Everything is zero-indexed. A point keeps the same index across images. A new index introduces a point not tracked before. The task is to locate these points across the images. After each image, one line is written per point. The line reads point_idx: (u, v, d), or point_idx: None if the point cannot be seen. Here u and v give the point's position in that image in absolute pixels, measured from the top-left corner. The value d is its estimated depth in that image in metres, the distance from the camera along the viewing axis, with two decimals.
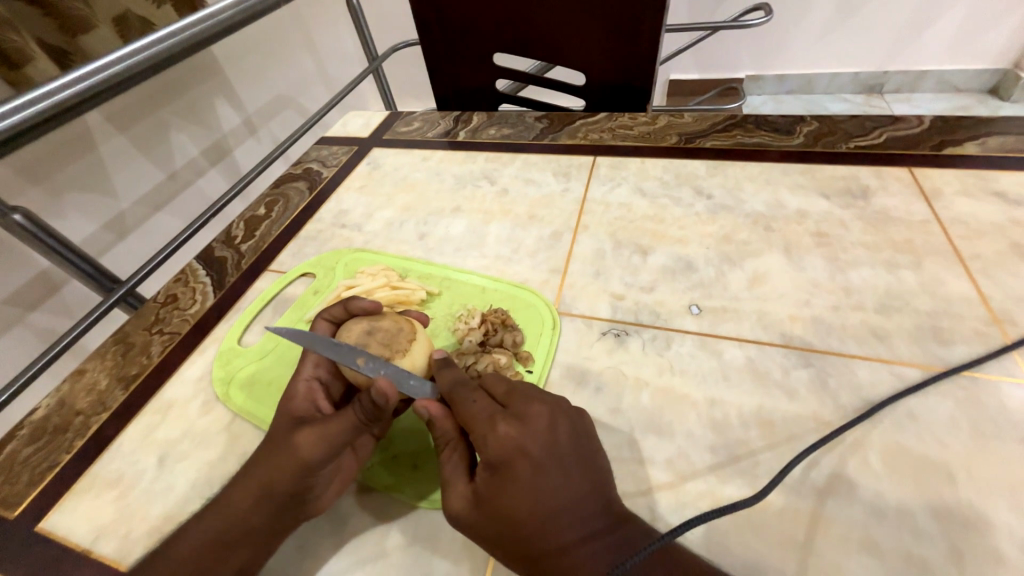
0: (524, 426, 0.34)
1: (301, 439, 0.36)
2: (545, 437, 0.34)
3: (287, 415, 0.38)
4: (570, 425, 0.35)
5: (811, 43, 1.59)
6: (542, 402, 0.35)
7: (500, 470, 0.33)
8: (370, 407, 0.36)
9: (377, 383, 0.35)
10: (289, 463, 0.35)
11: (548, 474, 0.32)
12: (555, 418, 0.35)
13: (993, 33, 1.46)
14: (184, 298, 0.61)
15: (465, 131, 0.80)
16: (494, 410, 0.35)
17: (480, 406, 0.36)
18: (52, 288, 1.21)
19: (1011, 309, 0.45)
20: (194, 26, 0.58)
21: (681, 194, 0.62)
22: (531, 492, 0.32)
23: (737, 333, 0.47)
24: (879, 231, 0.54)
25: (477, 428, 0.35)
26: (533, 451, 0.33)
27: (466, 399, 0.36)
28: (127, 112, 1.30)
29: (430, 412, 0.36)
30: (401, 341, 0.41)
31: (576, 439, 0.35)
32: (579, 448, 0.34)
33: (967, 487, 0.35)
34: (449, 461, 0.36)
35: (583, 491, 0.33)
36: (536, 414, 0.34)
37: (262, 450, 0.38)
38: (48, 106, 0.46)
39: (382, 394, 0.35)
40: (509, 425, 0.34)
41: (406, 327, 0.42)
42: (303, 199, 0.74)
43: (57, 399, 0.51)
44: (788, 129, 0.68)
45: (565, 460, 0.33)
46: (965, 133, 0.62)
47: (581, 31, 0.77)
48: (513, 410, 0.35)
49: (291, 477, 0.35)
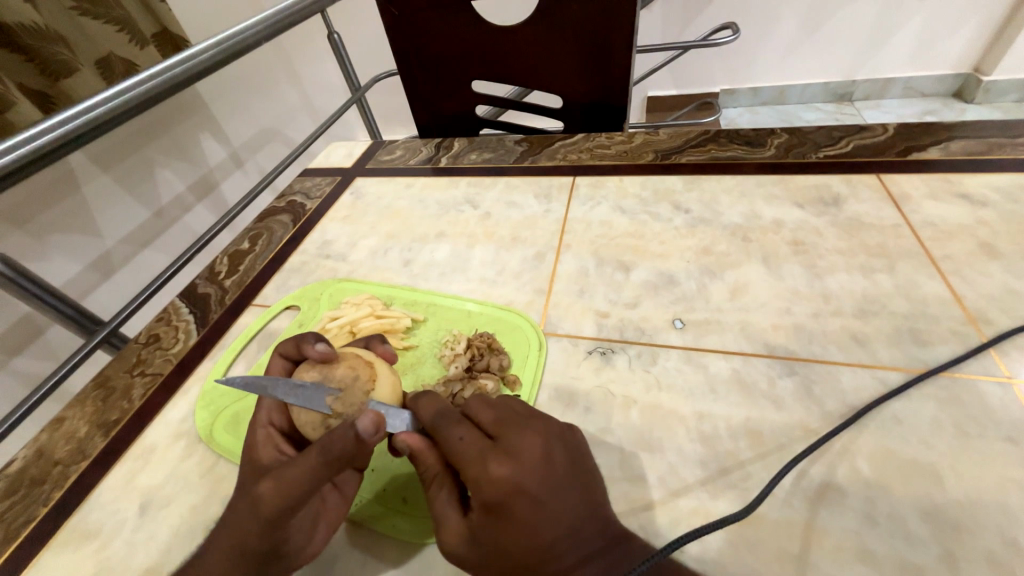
0: (518, 461, 0.33)
1: (262, 492, 0.33)
2: (540, 470, 0.33)
3: (251, 467, 0.37)
4: (564, 447, 0.35)
5: (780, 56, 1.65)
6: (536, 434, 0.34)
7: (496, 511, 0.32)
8: (344, 444, 0.33)
9: (364, 416, 0.34)
10: (253, 518, 0.33)
11: (547, 508, 0.32)
12: (549, 449, 0.34)
13: (952, 40, 1.53)
14: (167, 337, 0.60)
15: (447, 157, 0.82)
16: (483, 446, 0.34)
17: (468, 443, 0.34)
18: (36, 332, 1.19)
19: (985, 307, 0.46)
20: (175, 67, 0.58)
21: (660, 209, 0.64)
22: (531, 528, 0.31)
23: (721, 346, 0.47)
24: (853, 237, 0.55)
25: (468, 469, 0.33)
26: (530, 487, 0.32)
27: (451, 437, 0.35)
28: (111, 151, 1.31)
29: (410, 445, 0.36)
30: (357, 391, 0.38)
31: (572, 464, 0.34)
32: (575, 474, 0.34)
33: (955, 488, 0.35)
34: (439, 498, 0.36)
35: (581, 515, 0.32)
36: (529, 448, 0.33)
37: (230, 503, 0.36)
38: (23, 154, 0.46)
39: (370, 428, 0.34)
40: (501, 463, 0.32)
41: (362, 375, 0.39)
42: (287, 232, 0.74)
43: (35, 449, 0.49)
44: (759, 142, 0.70)
45: (563, 490, 0.33)
46: (928, 139, 0.65)
47: (556, 58, 0.80)
48: (503, 445, 0.34)
49: (259, 533, 0.33)
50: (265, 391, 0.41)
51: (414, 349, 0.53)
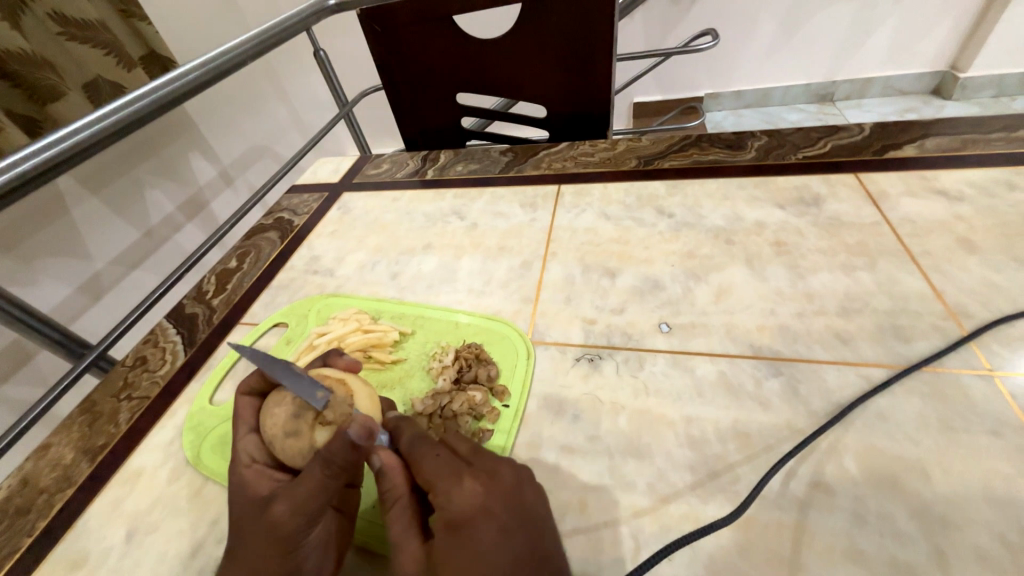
0: (489, 485, 0.34)
1: (277, 512, 0.34)
2: (508, 496, 0.33)
3: (250, 502, 0.36)
4: (535, 488, 0.35)
5: (761, 60, 1.68)
6: (508, 465, 0.36)
7: (456, 529, 0.32)
8: (346, 455, 0.34)
9: (354, 424, 0.34)
10: (268, 542, 0.34)
11: (507, 535, 0.31)
12: (520, 478, 0.35)
13: (928, 40, 1.56)
14: (154, 359, 0.59)
15: (433, 169, 0.82)
16: (458, 466, 0.35)
17: (442, 461, 0.35)
18: (24, 358, 1.18)
19: (965, 301, 0.47)
20: (162, 88, 0.59)
21: (644, 214, 0.64)
22: (484, 552, 0.30)
23: (707, 349, 0.47)
24: (833, 236, 0.56)
25: (438, 486, 0.34)
26: (496, 511, 0.32)
27: (428, 455, 0.36)
28: (99, 174, 1.30)
29: (383, 460, 0.36)
30: (337, 403, 0.37)
31: (539, 503, 0.34)
32: (538, 512, 0.34)
33: (940, 482, 0.36)
34: (397, 521, 0.35)
35: (534, 548, 0.32)
36: (501, 474, 0.34)
37: (235, 534, 0.36)
38: (9, 178, 0.46)
39: (362, 434, 0.34)
40: (474, 482, 0.34)
41: (335, 386, 0.38)
42: (275, 249, 0.74)
43: (19, 479, 0.49)
44: (740, 145, 0.71)
45: (524, 520, 0.33)
46: (903, 137, 0.66)
47: (538, 69, 0.82)
48: (478, 468, 0.35)
49: (278, 556, 0.33)
50: (239, 430, 0.39)
51: (402, 362, 0.53)
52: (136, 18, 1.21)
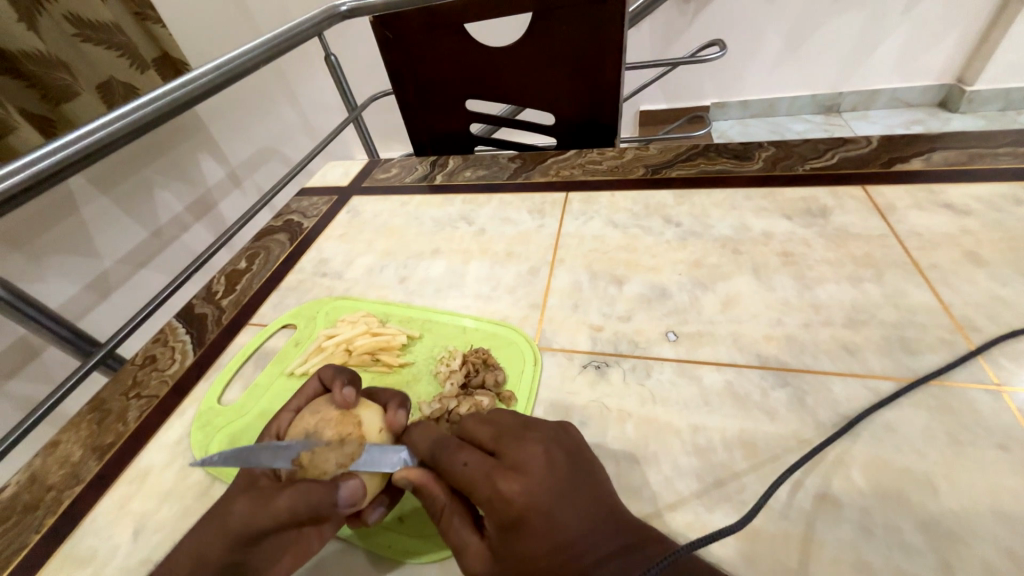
0: (524, 476, 0.33)
1: (235, 511, 0.34)
2: (546, 477, 0.33)
3: (244, 478, 0.38)
4: (563, 450, 0.35)
5: (767, 70, 1.70)
6: (536, 443, 0.35)
7: (512, 528, 0.32)
8: (319, 504, 0.33)
9: (347, 487, 0.34)
10: (219, 536, 0.33)
11: (559, 514, 0.32)
12: (549, 452, 0.35)
13: (935, 52, 1.57)
14: (163, 359, 0.60)
15: (442, 175, 0.83)
16: (489, 465, 0.34)
17: (474, 467, 0.34)
18: (31, 354, 1.19)
19: (972, 315, 0.47)
20: (174, 92, 0.60)
21: (651, 223, 0.65)
22: (553, 539, 0.31)
23: (714, 357, 0.47)
24: (841, 247, 0.56)
25: (478, 491, 0.33)
26: (540, 500, 0.32)
27: (456, 462, 0.35)
28: (110, 173, 1.32)
29: (413, 480, 0.35)
30: (341, 457, 0.37)
31: (575, 466, 0.35)
32: (577, 476, 0.34)
33: (948, 496, 0.36)
34: (452, 527, 0.35)
35: (590, 510, 0.32)
36: (531, 460, 0.34)
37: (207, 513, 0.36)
38: (24, 178, 0.47)
39: (348, 499, 0.34)
40: (510, 479, 0.33)
41: (355, 438, 0.38)
42: (284, 251, 0.74)
43: (28, 475, 0.49)
44: (747, 155, 0.72)
45: (571, 494, 0.33)
46: (910, 150, 0.66)
47: (547, 77, 0.82)
48: (507, 461, 0.34)
49: (219, 553, 0.33)
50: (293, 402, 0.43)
51: (410, 366, 0.53)
52: (150, 20, 1.24)
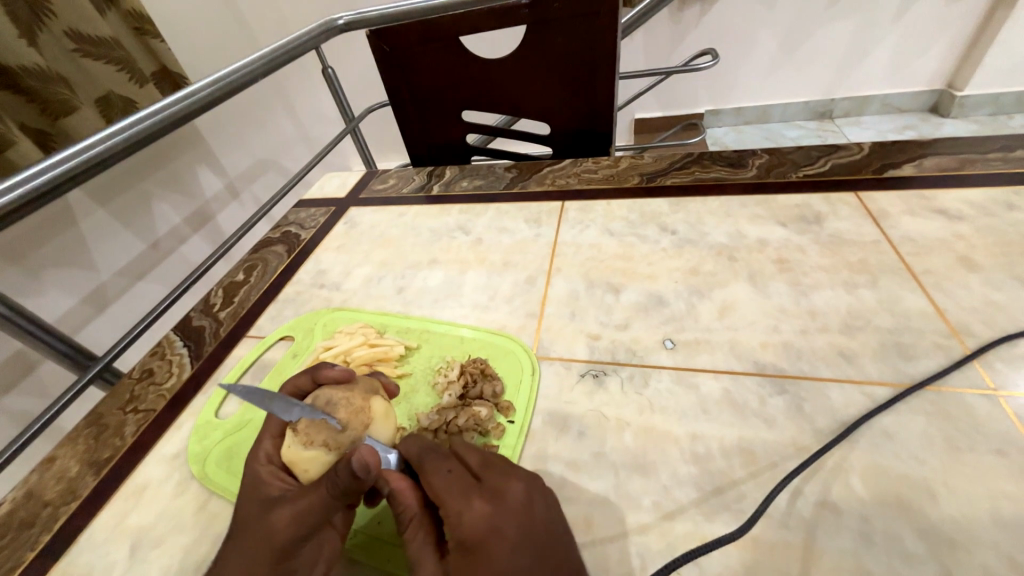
0: (498, 503, 0.33)
1: (278, 518, 0.34)
2: (519, 513, 0.33)
3: (258, 499, 0.37)
4: (546, 494, 0.35)
5: (760, 79, 1.72)
6: (519, 478, 0.35)
7: (471, 553, 0.31)
8: (348, 482, 0.34)
9: (358, 453, 0.34)
10: (264, 547, 0.33)
11: (522, 549, 0.31)
12: (530, 491, 0.35)
13: (924, 58, 1.59)
14: (160, 372, 0.60)
15: (439, 185, 0.84)
16: (469, 483, 0.35)
17: (453, 479, 0.35)
18: (27, 368, 1.18)
19: (966, 320, 0.47)
20: (175, 105, 0.61)
21: (647, 231, 0.65)
22: (504, 574, 0.30)
23: (711, 365, 0.48)
24: (836, 253, 0.56)
25: (450, 504, 0.34)
26: (506, 530, 0.32)
27: (439, 470, 0.36)
28: (108, 187, 1.32)
29: (395, 485, 0.36)
30: (328, 441, 0.38)
31: (553, 512, 0.34)
32: (552, 525, 0.33)
33: (947, 502, 0.36)
34: (415, 540, 0.34)
35: (551, 557, 0.31)
36: (508, 492, 0.34)
37: (235, 534, 0.36)
38: (22, 193, 0.47)
39: (362, 468, 0.34)
40: (484, 501, 0.34)
41: (353, 431, 0.39)
42: (282, 262, 0.75)
43: (24, 491, 0.49)
44: (741, 163, 0.72)
45: (539, 537, 0.32)
46: (902, 156, 0.67)
47: (542, 89, 0.84)
48: (487, 485, 0.35)
49: (269, 562, 0.33)
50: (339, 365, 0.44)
51: (407, 377, 0.53)
52: (148, 35, 1.25)
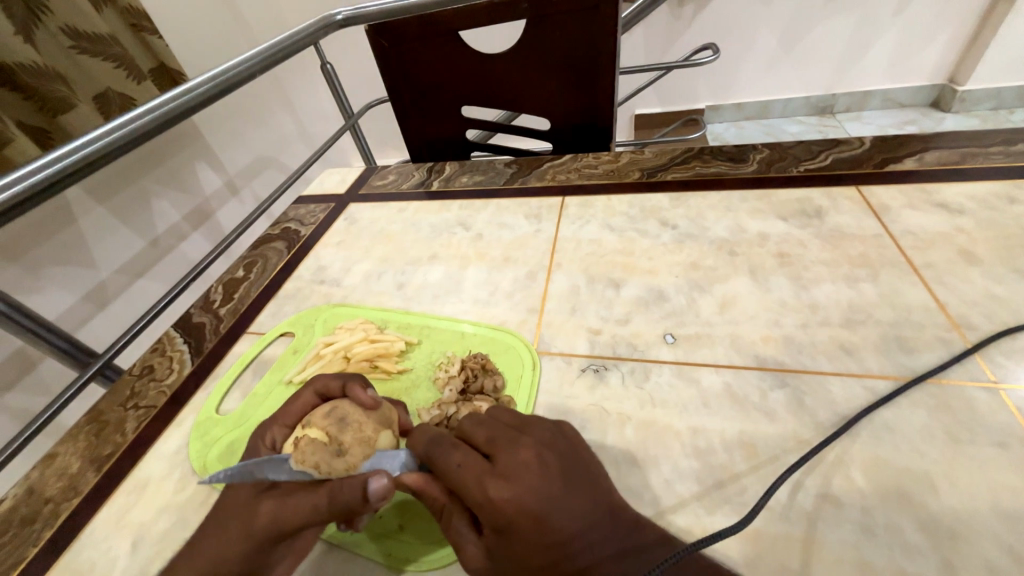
0: (513, 481, 0.33)
1: (262, 513, 0.34)
2: (537, 484, 0.33)
3: (253, 482, 0.37)
4: (557, 455, 0.35)
5: (760, 74, 1.71)
6: (529, 447, 0.35)
7: (504, 531, 0.32)
8: (348, 502, 0.34)
9: (376, 481, 0.34)
10: (244, 535, 0.34)
11: (551, 515, 0.32)
12: (542, 458, 0.34)
13: (926, 52, 1.58)
14: (161, 369, 0.60)
15: (439, 181, 0.84)
16: (480, 467, 0.34)
17: (466, 469, 0.34)
18: (28, 366, 1.18)
19: (967, 313, 0.47)
20: (173, 101, 0.61)
21: (647, 226, 0.65)
22: (542, 541, 0.31)
23: (712, 359, 0.48)
24: (837, 247, 0.56)
25: (469, 494, 0.33)
26: (531, 505, 0.32)
27: (449, 461, 0.35)
28: (106, 184, 1.32)
29: (415, 482, 0.36)
30: (325, 461, 0.37)
31: (570, 470, 0.35)
32: (573, 477, 0.34)
33: (948, 495, 0.36)
34: (452, 526, 0.35)
35: (581, 510, 0.33)
36: (522, 464, 0.34)
37: (220, 510, 0.36)
38: (21, 190, 0.47)
39: (377, 491, 0.34)
40: (499, 484, 0.33)
41: (351, 459, 0.38)
42: (282, 259, 0.74)
43: (26, 488, 0.49)
44: (742, 158, 0.72)
45: (564, 497, 0.33)
46: (903, 150, 0.67)
47: (542, 84, 0.83)
48: (498, 466, 0.34)
49: (242, 552, 0.33)
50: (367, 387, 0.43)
51: (408, 372, 0.53)
52: (146, 31, 1.24)
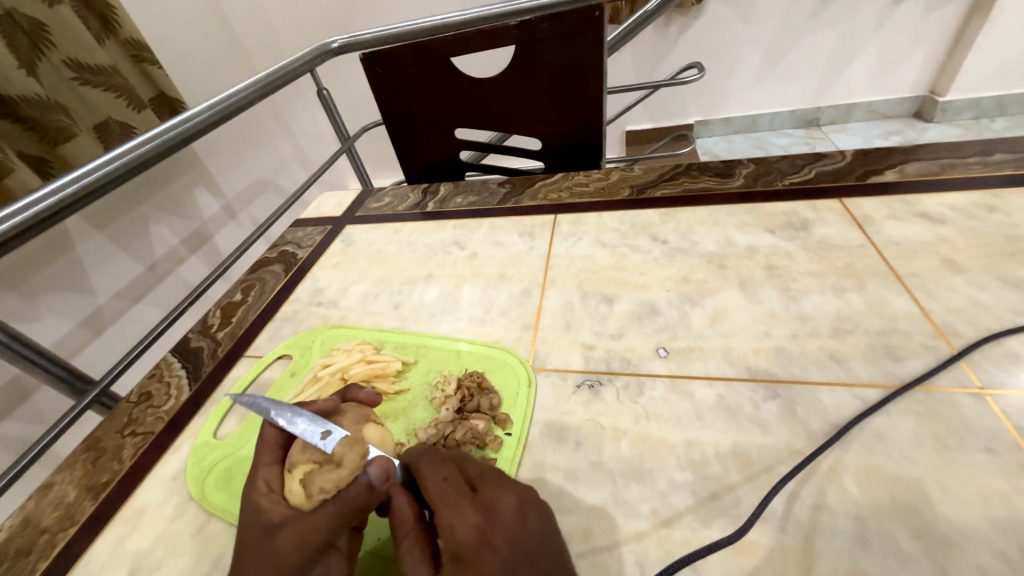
0: (490, 518, 0.33)
1: (281, 542, 0.34)
2: (512, 528, 0.33)
3: (261, 525, 0.36)
4: (537, 512, 0.35)
5: (747, 90, 1.76)
6: (511, 491, 0.36)
7: (464, 562, 0.31)
8: (360, 495, 0.35)
9: (373, 467, 0.35)
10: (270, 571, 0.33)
11: (515, 564, 0.31)
12: (522, 507, 0.35)
13: (906, 66, 1.63)
14: (159, 395, 0.60)
15: (434, 202, 0.85)
16: (463, 493, 0.35)
17: (451, 486, 0.36)
18: (23, 395, 1.17)
19: (952, 320, 0.48)
20: (172, 129, 0.62)
21: (638, 241, 0.66)
22: None
23: (704, 372, 0.48)
24: (823, 258, 0.58)
25: (444, 513, 0.34)
26: (498, 544, 0.32)
27: (435, 475, 0.37)
28: (105, 211, 1.33)
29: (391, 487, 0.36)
30: (326, 480, 0.35)
31: (547, 531, 0.34)
32: (547, 538, 0.34)
33: (940, 502, 0.36)
34: (407, 551, 0.34)
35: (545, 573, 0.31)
36: (503, 504, 0.34)
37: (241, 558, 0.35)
38: (23, 220, 0.48)
39: (380, 475, 0.35)
40: (476, 513, 0.34)
41: (349, 464, 0.36)
42: (279, 282, 0.75)
43: (21, 518, 0.48)
44: (729, 173, 0.74)
45: (532, 555, 0.32)
46: (884, 163, 0.69)
47: (534, 105, 0.86)
48: (481, 498, 0.35)
49: None
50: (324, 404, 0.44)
51: (405, 393, 0.53)
52: (147, 62, 1.27)
